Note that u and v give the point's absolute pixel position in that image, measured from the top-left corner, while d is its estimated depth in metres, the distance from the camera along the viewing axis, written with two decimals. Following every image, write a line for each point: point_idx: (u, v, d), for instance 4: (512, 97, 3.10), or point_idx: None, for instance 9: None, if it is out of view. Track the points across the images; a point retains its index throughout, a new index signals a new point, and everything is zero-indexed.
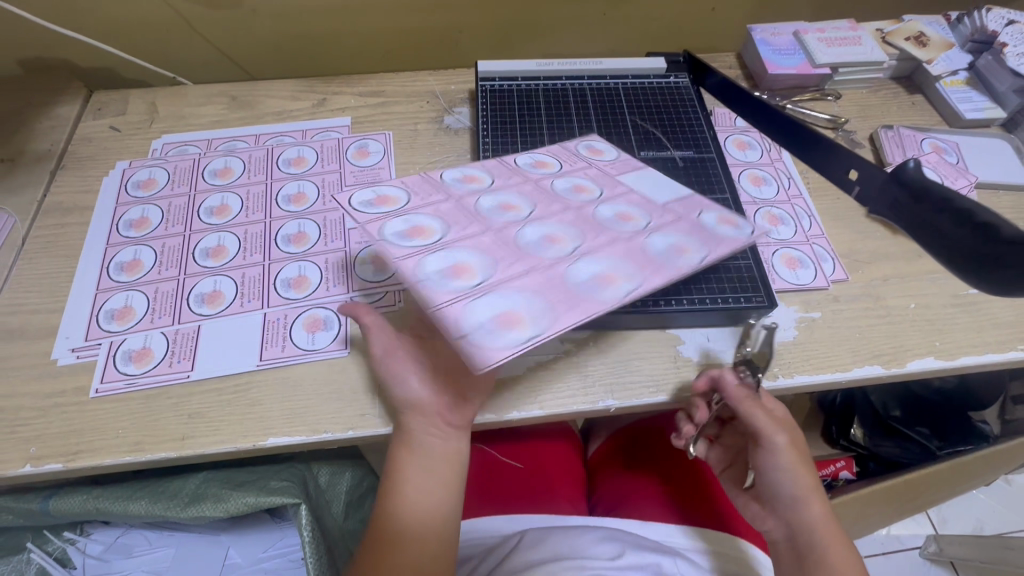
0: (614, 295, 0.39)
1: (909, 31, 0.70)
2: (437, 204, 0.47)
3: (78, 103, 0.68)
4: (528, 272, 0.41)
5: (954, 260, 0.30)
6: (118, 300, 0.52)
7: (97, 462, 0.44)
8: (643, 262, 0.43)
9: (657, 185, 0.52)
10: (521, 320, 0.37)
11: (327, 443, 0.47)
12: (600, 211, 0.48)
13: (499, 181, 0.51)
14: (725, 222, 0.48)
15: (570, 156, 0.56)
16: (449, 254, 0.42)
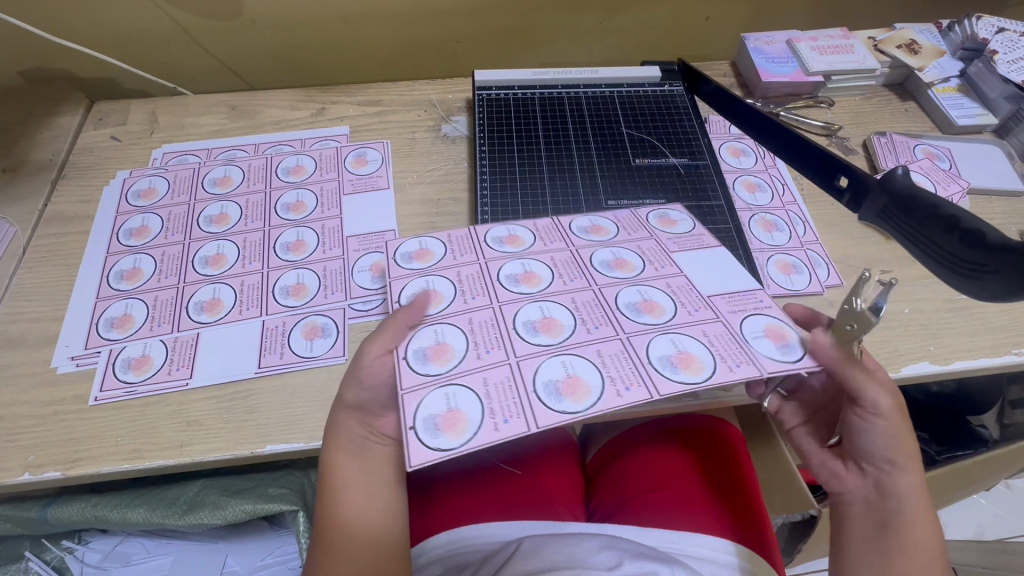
0: (570, 408, 0.35)
1: (900, 39, 0.71)
2: (460, 267, 0.45)
3: (80, 113, 0.69)
4: (496, 363, 0.38)
5: (950, 268, 0.31)
6: (117, 308, 0.52)
7: (95, 470, 0.45)
8: (628, 370, 0.38)
9: (715, 270, 0.45)
10: (461, 424, 0.35)
11: (324, 450, 0.47)
12: (625, 293, 0.43)
13: (541, 241, 0.48)
14: (774, 335, 0.40)
15: (636, 224, 0.49)
16: (442, 334, 0.40)
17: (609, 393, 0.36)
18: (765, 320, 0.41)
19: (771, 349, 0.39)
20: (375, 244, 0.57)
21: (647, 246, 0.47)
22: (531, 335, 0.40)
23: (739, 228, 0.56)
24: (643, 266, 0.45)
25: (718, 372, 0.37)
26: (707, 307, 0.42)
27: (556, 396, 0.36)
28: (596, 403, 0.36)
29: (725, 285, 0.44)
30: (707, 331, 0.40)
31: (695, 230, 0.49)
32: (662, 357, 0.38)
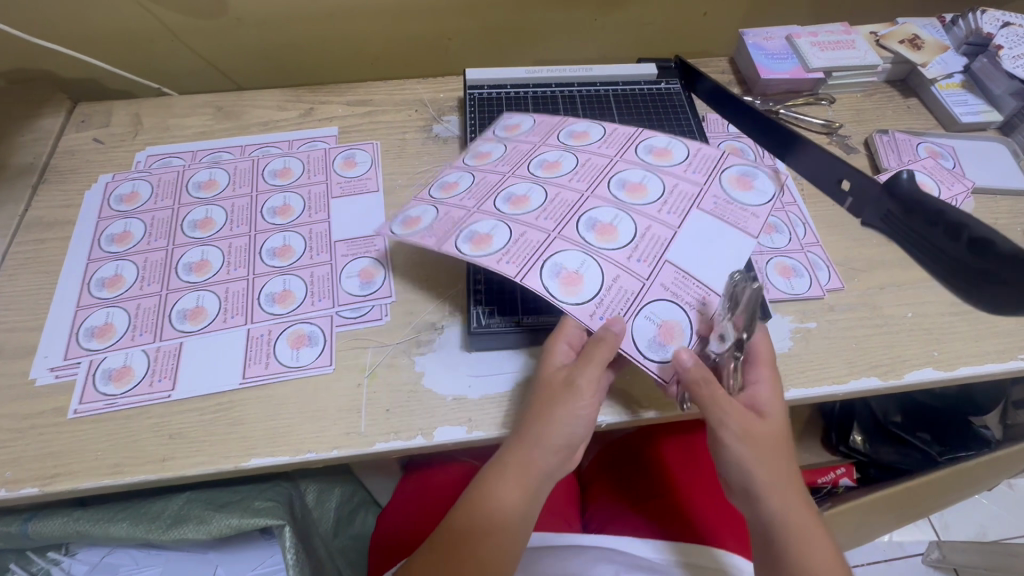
0: (464, 249, 0.42)
1: (903, 34, 0.69)
2: (519, 141, 0.53)
3: (62, 115, 0.67)
4: (464, 203, 0.47)
5: (973, 272, 0.36)
6: (98, 317, 0.51)
7: (74, 485, 0.43)
8: (525, 253, 0.43)
9: (693, 237, 0.44)
10: (415, 223, 0.46)
11: (311, 463, 0.45)
12: (597, 211, 0.46)
13: (601, 144, 0.51)
14: (664, 331, 0.42)
15: (704, 166, 0.48)
16: (463, 176, 0.50)
17: (494, 258, 0.42)
18: (676, 314, 0.42)
19: (647, 336, 0.41)
20: (363, 249, 0.56)
21: (682, 188, 0.47)
22: (497, 195, 0.47)
23: None
24: (653, 202, 0.46)
25: (581, 306, 0.41)
26: (649, 265, 0.43)
27: (469, 241, 0.43)
28: (480, 255, 0.42)
29: (687, 258, 0.43)
30: (618, 280, 0.42)
31: (752, 207, 0.45)
32: (558, 267, 0.42)
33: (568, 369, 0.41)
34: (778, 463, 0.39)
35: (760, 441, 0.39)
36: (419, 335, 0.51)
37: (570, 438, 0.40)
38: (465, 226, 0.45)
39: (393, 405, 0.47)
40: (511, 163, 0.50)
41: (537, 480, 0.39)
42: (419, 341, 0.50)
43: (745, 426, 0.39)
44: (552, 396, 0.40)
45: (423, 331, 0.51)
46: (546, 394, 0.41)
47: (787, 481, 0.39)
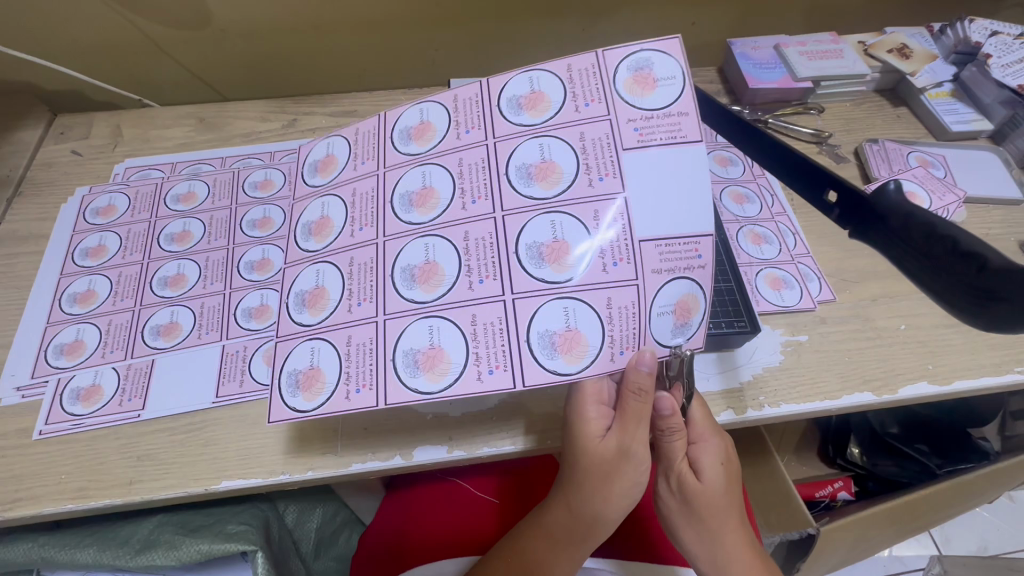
0: (418, 296, 0.39)
1: (892, 42, 0.69)
2: (357, 182, 0.44)
3: (41, 127, 0.66)
4: (364, 320, 0.40)
5: (963, 299, 0.27)
6: (68, 334, 0.50)
7: (35, 511, 0.41)
8: (498, 351, 0.37)
9: (640, 186, 0.38)
10: (318, 385, 0.39)
11: (285, 485, 0.44)
12: (535, 225, 0.38)
13: (454, 129, 0.42)
14: (680, 312, 0.38)
15: (594, 87, 0.39)
16: (313, 215, 0.44)
17: (470, 374, 0.37)
18: (684, 289, 0.38)
19: (668, 328, 0.38)
20: None
21: (592, 133, 0.39)
22: (398, 292, 0.40)
23: (725, 241, 0.52)
24: (574, 175, 0.38)
25: (599, 358, 0.37)
26: (631, 263, 0.37)
27: (416, 287, 0.39)
28: (450, 384, 0.37)
29: (662, 226, 0.37)
30: (613, 302, 0.37)
31: (675, 106, 0.38)
32: (547, 334, 0.37)
33: (617, 436, 0.40)
34: (716, 529, 0.43)
35: (703, 501, 0.43)
36: None
37: (625, 507, 0.41)
38: (414, 285, 0.39)
39: (372, 424, 0.46)
40: (372, 207, 0.42)
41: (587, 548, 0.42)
42: None
43: (690, 489, 0.43)
44: (608, 473, 0.40)
45: None
46: (599, 470, 0.40)
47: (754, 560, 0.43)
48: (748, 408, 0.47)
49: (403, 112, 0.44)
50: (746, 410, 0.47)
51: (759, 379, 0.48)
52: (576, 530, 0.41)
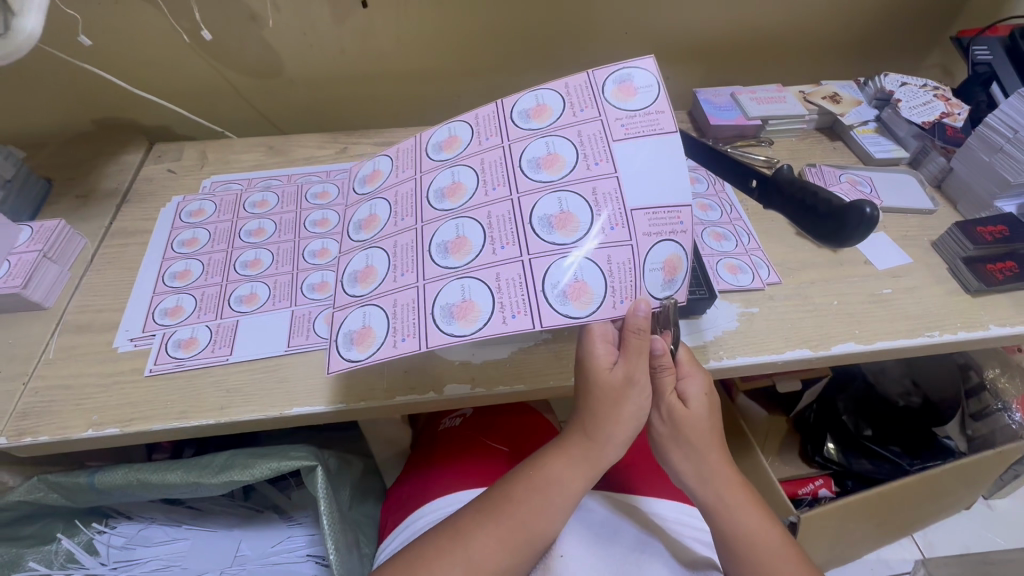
0: (451, 261, 0.52)
1: (825, 92, 0.86)
2: (398, 186, 0.59)
3: (142, 152, 0.82)
4: (407, 286, 0.52)
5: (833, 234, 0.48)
6: (170, 301, 0.63)
7: (147, 426, 0.53)
8: (519, 300, 0.49)
9: (627, 168, 0.51)
10: (369, 340, 0.51)
11: (342, 413, 0.55)
12: (547, 203, 0.52)
13: (477, 139, 0.57)
14: (669, 269, 0.51)
15: (586, 98, 0.55)
16: (362, 216, 0.59)
17: (497, 318, 0.49)
18: (671, 249, 0.51)
19: (660, 282, 0.51)
20: None
21: (587, 131, 0.53)
22: (439, 258, 0.52)
23: None
24: (574, 162, 0.53)
25: (603, 305, 0.49)
26: (624, 227, 0.50)
27: (454, 254, 0.52)
28: (480, 328, 0.49)
29: (648, 198, 0.51)
30: (612, 259, 0.50)
31: (653, 107, 0.52)
32: (559, 286, 0.49)
33: (624, 368, 0.50)
34: (700, 448, 0.54)
35: (690, 424, 0.54)
36: None
37: (632, 429, 0.53)
38: (450, 253, 0.52)
39: (410, 368, 0.58)
40: (414, 200, 0.57)
41: (600, 465, 0.53)
42: None
43: (680, 417, 0.54)
44: (617, 397, 0.51)
45: None
46: (610, 395, 0.51)
47: (724, 474, 0.55)
48: (709, 359, 0.59)
49: (435, 132, 0.60)
50: (708, 360, 0.59)
51: (719, 338, 0.61)
52: (594, 449, 0.53)
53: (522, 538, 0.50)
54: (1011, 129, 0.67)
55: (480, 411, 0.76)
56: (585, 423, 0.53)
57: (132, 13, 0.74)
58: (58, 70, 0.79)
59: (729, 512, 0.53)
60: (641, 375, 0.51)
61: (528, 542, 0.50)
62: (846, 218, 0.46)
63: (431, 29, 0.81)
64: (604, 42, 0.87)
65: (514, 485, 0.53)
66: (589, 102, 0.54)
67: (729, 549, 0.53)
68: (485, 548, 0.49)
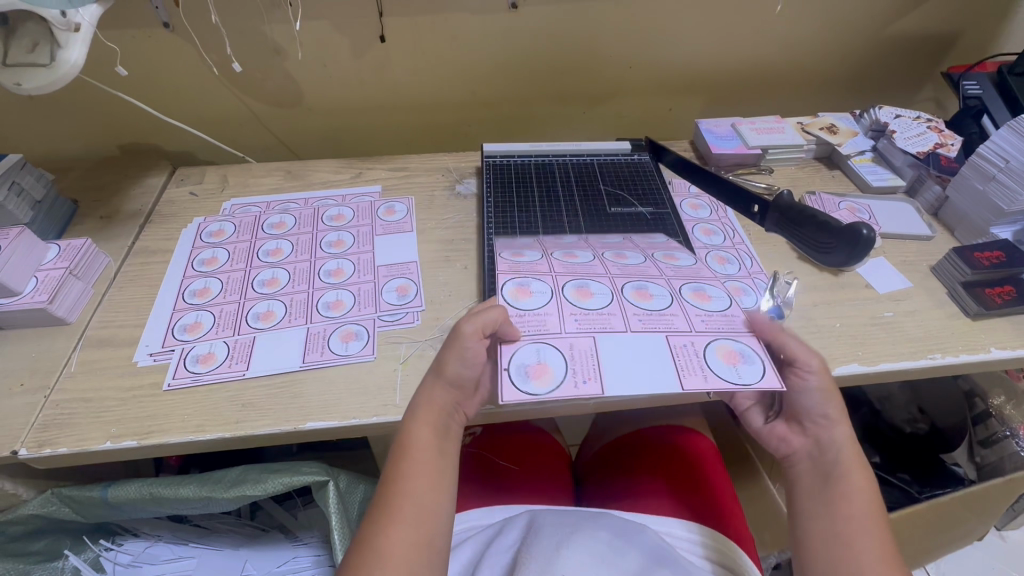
0: (562, 257, 0.63)
1: (822, 124, 0.90)
2: (627, 247, 0.67)
3: (165, 176, 0.85)
4: (529, 247, 0.66)
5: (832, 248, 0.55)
6: (190, 317, 0.64)
7: (164, 439, 0.54)
8: (529, 277, 0.59)
9: (631, 348, 0.53)
10: (514, 242, 0.68)
11: (354, 429, 0.56)
12: (601, 284, 0.59)
13: (663, 264, 0.64)
14: (536, 373, 0.49)
15: (718, 325, 0.56)
16: (612, 238, 0.70)
17: (514, 271, 0.60)
18: (553, 362, 0.51)
19: (524, 364, 0.50)
20: (400, 272, 0.70)
21: (678, 321, 0.55)
22: (529, 249, 0.65)
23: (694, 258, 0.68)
24: (649, 310, 0.56)
25: (516, 311, 0.55)
26: (578, 333, 0.53)
27: (563, 256, 0.63)
28: (516, 264, 0.62)
29: (603, 347, 0.52)
30: (549, 320, 0.54)
31: (710, 376, 0.50)
32: (528, 288, 0.57)
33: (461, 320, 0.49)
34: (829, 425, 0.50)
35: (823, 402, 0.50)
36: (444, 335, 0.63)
37: (461, 375, 0.49)
38: (565, 254, 0.64)
39: None
40: (590, 243, 0.68)
41: (442, 416, 0.49)
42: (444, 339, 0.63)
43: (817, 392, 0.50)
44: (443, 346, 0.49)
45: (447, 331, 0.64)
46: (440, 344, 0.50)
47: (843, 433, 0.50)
48: None
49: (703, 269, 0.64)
50: None
51: None
52: (428, 397, 0.49)
53: (418, 523, 0.43)
54: (1002, 159, 0.70)
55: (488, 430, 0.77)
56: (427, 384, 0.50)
57: (165, 46, 0.79)
58: (92, 99, 0.84)
59: (843, 476, 0.48)
60: (465, 326, 0.48)
61: (428, 528, 0.44)
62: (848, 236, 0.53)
63: (444, 62, 0.85)
64: (609, 76, 0.91)
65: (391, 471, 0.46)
66: (702, 318, 0.56)
67: (831, 532, 0.46)
68: (393, 542, 0.42)
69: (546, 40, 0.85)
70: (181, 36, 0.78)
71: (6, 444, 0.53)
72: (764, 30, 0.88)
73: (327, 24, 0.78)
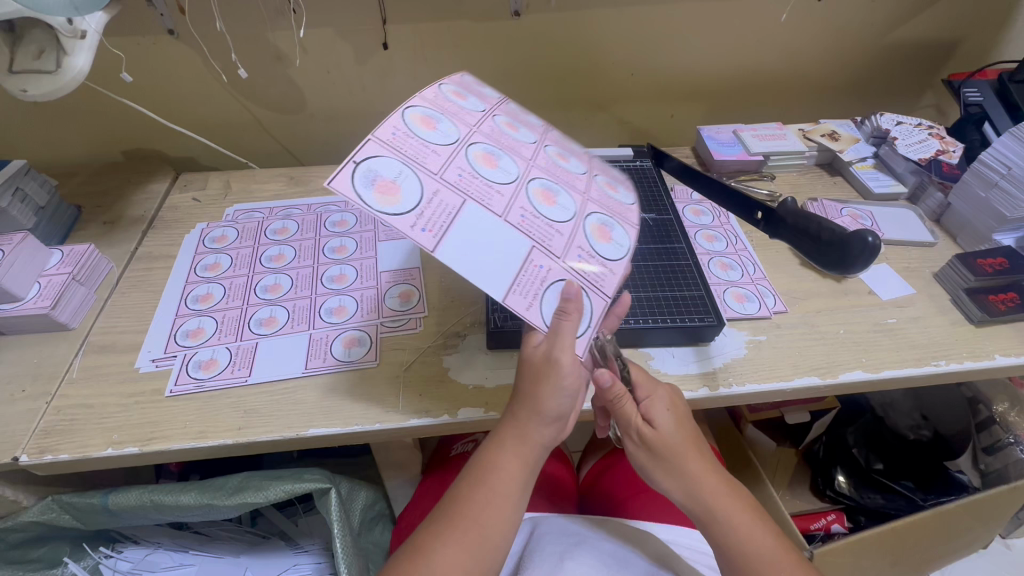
0: (503, 121, 0.55)
1: (823, 130, 0.90)
2: (565, 145, 0.59)
3: (168, 181, 0.86)
4: (485, 98, 0.57)
5: (832, 258, 0.54)
6: (192, 323, 0.64)
7: (166, 445, 0.53)
8: (452, 120, 0.51)
9: (491, 231, 0.46)
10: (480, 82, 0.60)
11: (357, 435, 0.56)
12: (513, 163, 0.51)
13: (601, 190, 0.56)
14: (381, 189, 0.43)
15: (589, 269, 0.50)
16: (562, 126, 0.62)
17: (439, 104, 0.52)
18: (408, 193, 0.44)
19: (373, 180, 0.43)
20: (403, 277, 0.70)
21: (557, 243, 0.49)
22: (475, 93, 0.57)
23: (697, 264, 0.67)
24: (542, 215, 0.49)
25: (402, 129, 0.47)
26: (453, 189, 0.46)
27: (506, 124, 0.55)
28: (456, 104, 0.53)
29: (465, 214, 0.45)
30: (428, 158, 0.46)
31: (531, 298, 0.47)
32: (430, 121, 0.49)
33: (546, 347, 0.48)
34: (678, 463, 0.50)
35: (659, 446, 0.50)
36: (447, 341, 0.63)
37: (559, 408, 0.48)
38: (509, 121, 0.56)
39: (425, 391, 0.59)
40: (544, 126, 0.60)
41: (534, 449, 0.48)
42: (447, 345, 0.63)
43: (650, 441, 0.50)
44: (538, 374, 0.48)
45: (450, 337, 0.64)
46: (534, 372, 0.48)
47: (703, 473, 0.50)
48: (719, 386, 0.59)
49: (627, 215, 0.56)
50: (719, 387, 0.59)
51: (728, 365, 0.61)
52: (519, 426, 0.48)
53: (476, 546, 0.44)
54: (1004, 165, 0.70)
55: (491, 436, 0.76)
56: (515, 409, 0.49)
57: (169, 52, 0.79)
58: (97, 104, 0.84)
59: (717, 513, 0.49)
60: (561, 356, 0.47)
61: (490, 553, 0.45)
62: (849, 244, 0.52)
63: (447, 70, 0.86)
64: (610, 83, 0.92)
65: (461, 484, 0.48)
66: (583, 257, 0.50)
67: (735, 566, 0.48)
68: (446, 558, 0.43)
69: (548, 47, 0.85)
70: (185, 42, 0.78)
71: (7, 451, 0.53)
72: (765, 37, 0.89)
73: (330, 31, 0.79)
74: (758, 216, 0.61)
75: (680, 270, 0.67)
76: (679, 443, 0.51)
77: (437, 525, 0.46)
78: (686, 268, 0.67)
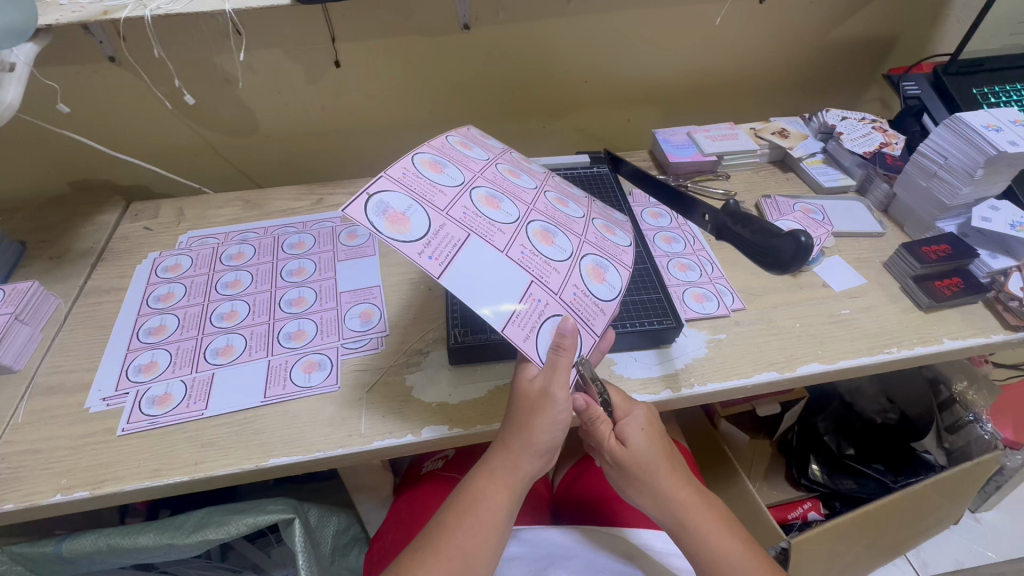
0: (507, 172, 0.56)
1: (773, 128, 0.92)
2: (564, 194, 0.60)
3: (118, 211, 0.83)
4: (490, 151, 0.58)
5: (766, 260, 0.54)
6: (145, 357, 0.63)
7: (118, 487, 0.52)
8: (461, 165, 0.52)
9: (493, 266, 0.46)
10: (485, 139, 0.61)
11: (320, 462, 0.55)
12: (514, 206, 0.51)
13: (599, 235, 0.56)
14: (392, 219, 0.43)
15: (586, 308, 0.50)
16: (559, 178, 0.63)
17: (450, 152, 0.53)
18: (414, 225, 0.44)
19: (384, 210, 0.43)
20: (363, 297, 0.70)
21: (555, 281, 0.49)
22: (478, 148, 0.57)
23: (654, 265, 0.68)
24: (541, 254, 0.49)
25: (416, 168, 0.48)
26: (457, 223, 0.46)
27: (507, 171, 0.56)
28: (465, 153, 0.54)
29: (468, 250, 0.45)
30: (435, 195, 0.46)
31: (526, 330, 0.46)
32: (441, 165, 0.50)
33: (541, 380, 0.48)
34: (650, 479, 0.50)
35: (630, 463, 0.51)
36: (409, 359, 0.63)
37: (551, 441, 0.49)
38: (509, 170, 0.57)
39: (388, 413, 0.58)
40: (543, 178, 0.60)
41: (524, 480, 0.49)
42: (409, 363, 0.62)
43: (621, 458, 0.51)
44: (533, 409, 0.48)
45: (412, 355, 0.63)
46: (527, 405, 0.49)
47: (678, 493, 0.50)
48: (681, 387, 0.60)
49: (624, 258, 0.56)
50: (681, 388, 0.60)
51: (690, 365, 0.62)
52: (510, 457, 0.49)
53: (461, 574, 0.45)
54: (940, 156, 0.72)
55: (463, 450, 0.76)
56: (506, 439, 0.49)
57: (111, 78, 0.77)
58: (38, 137, 0.82)
59: (693, 531, 0.49)
60: (556, 390, 0.47)
61: None
62: (783, 246, 0.52)
63: (400, 86, 0.86)
64: (564, 90, 0.92)
65: (446, 512, 0.48)
66: (579, 296, 0.50)
67: None
68: None
69: (499, 59, 0.86)
70: (126, 69, 0.76)
71: None
72: (711, 40, 0.91)
73: (278, 52, 0.78)
74: (705, 219, 0.62)
75: (639, 274, 0.67)
76: (655, 463, 0.51)
77: (418, 551, 0.46)
78: (644, 270, 0.68)
